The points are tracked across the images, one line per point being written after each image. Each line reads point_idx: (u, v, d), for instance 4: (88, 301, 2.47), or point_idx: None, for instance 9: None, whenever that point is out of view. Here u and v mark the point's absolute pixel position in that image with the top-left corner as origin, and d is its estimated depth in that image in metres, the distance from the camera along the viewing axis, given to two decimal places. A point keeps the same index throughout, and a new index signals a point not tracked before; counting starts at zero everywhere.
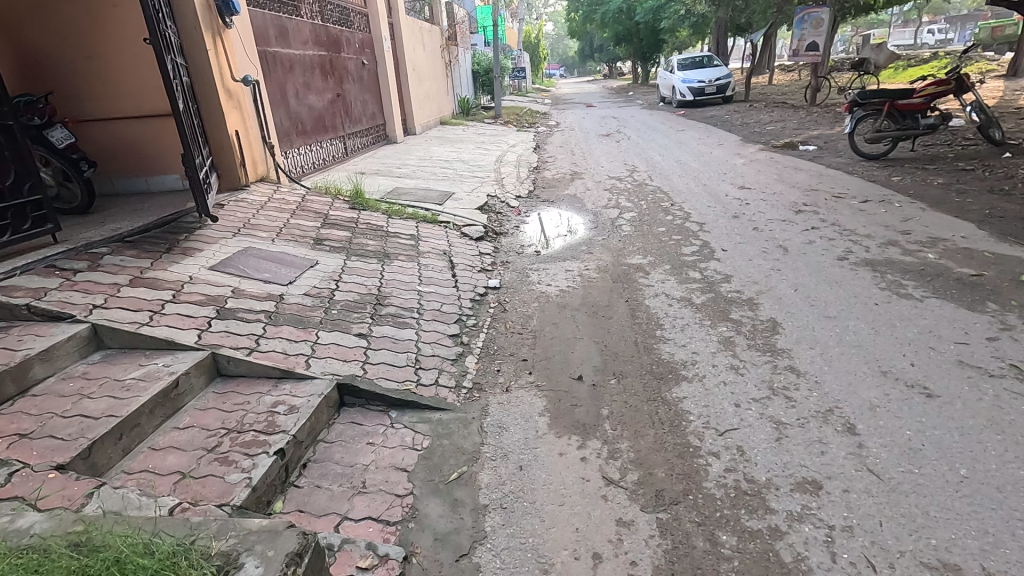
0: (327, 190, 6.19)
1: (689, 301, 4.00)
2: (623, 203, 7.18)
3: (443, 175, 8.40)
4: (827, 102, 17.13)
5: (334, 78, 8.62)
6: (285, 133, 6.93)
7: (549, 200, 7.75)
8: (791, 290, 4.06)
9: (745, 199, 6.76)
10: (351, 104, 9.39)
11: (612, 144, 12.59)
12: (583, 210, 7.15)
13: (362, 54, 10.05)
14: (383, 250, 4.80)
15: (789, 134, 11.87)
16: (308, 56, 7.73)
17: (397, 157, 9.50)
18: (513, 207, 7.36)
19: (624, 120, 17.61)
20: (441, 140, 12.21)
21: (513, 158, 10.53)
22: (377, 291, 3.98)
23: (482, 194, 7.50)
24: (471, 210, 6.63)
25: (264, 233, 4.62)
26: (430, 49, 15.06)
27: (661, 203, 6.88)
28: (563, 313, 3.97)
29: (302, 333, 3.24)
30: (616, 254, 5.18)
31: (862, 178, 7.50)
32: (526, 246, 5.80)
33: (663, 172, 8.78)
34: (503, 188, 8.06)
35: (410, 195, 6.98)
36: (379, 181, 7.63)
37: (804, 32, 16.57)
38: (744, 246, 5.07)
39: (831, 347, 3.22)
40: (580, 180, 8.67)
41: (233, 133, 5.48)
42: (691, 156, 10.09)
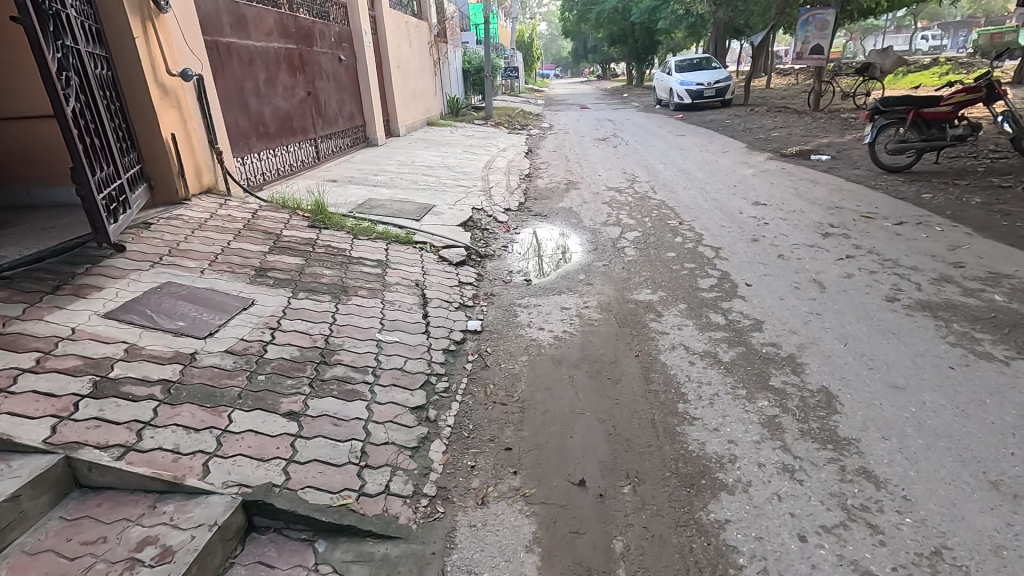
0: (284, 205, 5.35)
1: (714, 360, 3.22)
2: (625, 220, 6.39)
3: (425, 184, 7.57)
4: (831, 108, 16.44)
5: (305, 75, 7.75)
6: (241, 137, 6.07)
7: (541, 215, 6.94)
8: (839, 344, 3.29)
9: (762, 218, 5.99)
10: (325, 103, 8.52)
11: (608, 150, 11.82)
12: (580, 227, 6.36)
13: (340, 49, 9.19)
14: (341, 283, 3.97)
15: (797, 142, 11.16)
16: (272, 49, 6.87)
17: (375, 162, 8.65)
18: (501, 222, 6.54)
19: (621, 124, 16.85)
20: (426, 143, 11.37)
21: (502, 165, 9.70)
22: (323, 344, 3.14)
23: (466, 207, 6.68)
24: (453, 227, 5.80)
25: (193, 262, 3.78)
26: (417, 45, 14.19)
27: (668, 221, 6.10)
28: (558, 373, 3.17)
29: (208, 415, 2.40)
30: (620, 287, 4.39)
31: (888, 194, 6.78)
32: (514, 274, 4.99)
33: (666, 183, 8.01)
34: (490, 200, 7.24)
35: (384, 209, 6.15)
36: (350, 192, 6.79)
37: (808, 34, 15.89)
38: (771, 280, 4.30)
39: (910, 437, 2.46)
40: (576, 192, 7.89)
41: (167, 138, 4.62)
42: (695, 165, 9.32)
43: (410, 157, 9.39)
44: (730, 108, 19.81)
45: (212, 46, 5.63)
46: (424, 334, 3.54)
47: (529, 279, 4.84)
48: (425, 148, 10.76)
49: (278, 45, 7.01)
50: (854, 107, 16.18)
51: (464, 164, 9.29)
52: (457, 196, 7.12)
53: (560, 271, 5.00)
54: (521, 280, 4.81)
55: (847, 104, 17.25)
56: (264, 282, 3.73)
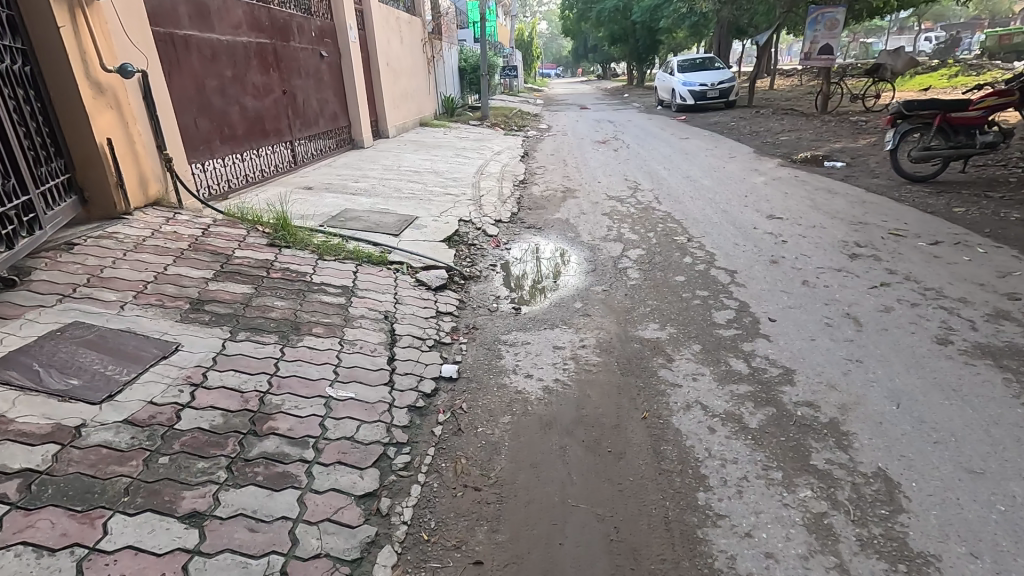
0: (243, 219, 4.75)
1: (739, 426, 2.62)
2: (627, 235, 5.79)
3: (409, 192, 6.96)
4: (840, 111, 15.84)
5: (279, 72, 7.15)
6: (199, 141, 5.47)
7: (535, 227, 6.34)
8: (891, 404, 2.70)
9: (779, 236, 5.40)
10: (304, 103, 7.92)
11: (609, 153, 11.23)
12: (577, 242, 5.77)
13: (321, 45, 8.58)
14: (293, 317, 3.37)
15: (808, 147, 10.57)
16: (241, 44, 6.27)
17: (357, 167, 8.04)
18: (491, 237, 5.94)
19: (622, 125, 16.25)
20: (416, 145, 10.77)
21: (495, 170, 9.09)
22: (256, 404, 2.55)
23: (452, 219, 6.08)
24: (435, 242, 5.20)
25: (115, 293, 3.18)
26: (409, 42, 13.57)
27: (674, 238, 5.51)
28: (546, 443, 2.57)
29: (76, 526, 1.80)
30: (622, 321, 3.79)
31: (915, 206, 6.20)
32: (501, 300, 4.40)
33: (671, 193, 7.41)
34: (479, 210, 6.63)
35: (360, 221, 5.55)
36: (324, 202, 6.19)
37: (817, 33, 15.30)
38: (797, 314, 3.71)
39: (1007, 554, 1.87)
40: (573, 201, 7.29)
41: (102, 143, 4.00)
42: (701, 172, 8.72)
43: (396, 161, 8.79)
44: (734, 109, 19.21)
45: (165, 39, 5.03)
46: (386, 385, 2.94)
47: (518, 306, 4.24)
48: (414, 150, 10.15)
49: (248, 40, 6.41)
50: (864, 110, 15.59)
51: (453, 169, 8.68)
52: (443, 206, 6.52)
53: (553, 296, 4.41)
54: (508, 308, 4.22)
55: (857, 106, 16.65)
56: (198, 318, 3.13)
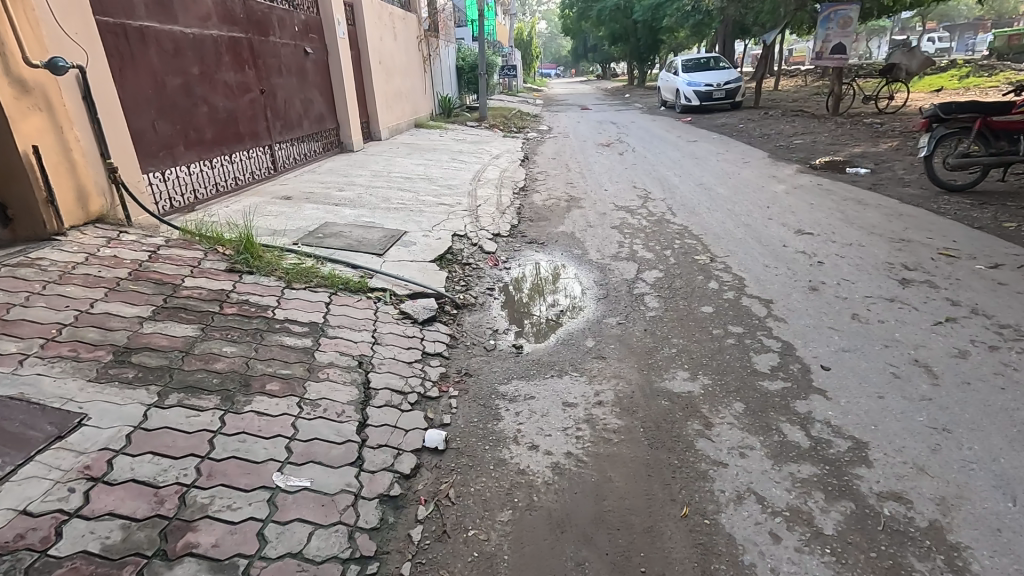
0: (201, 238, 4.12)
1: (810, 531, 2.00)
2: (640, 252, 5.18)
3: (398, 202, 6.34)
4: (852, 113, 15.25)
5: (257, 70, 6.52)
6: (156, 148, 4.84)
7: (537, 243, 5.72)
8: (1005, 501, 2.08)
9: (812, 255, 4.79)
10: (286, 104, 7.28)
11: (614, 157, 10.62)
12: (585, 261, 5.15)
13: (305, 41, 7.95)
14: (243, 369, 2.74)
15: (826, 152, 9.98)
16: (211, 37, 5.63)
17: (343, 174, 7.42)
18: (488, 255, 5.31)
19: (625, 127, 15.65)
20: (409, 148, 10.15)
21: (493, 176, 8.48)
22: (173, 507, 1.91)
23: (445, 233, 5.46)
24: (424, 264, 4.58)
25: (18, 342, 2.55)
26: (404, 40, 12.95)
27: (694, 257, 4.90)
28: (559, 557, 1.95)
29: None
30: (644, 367, 3.17)
31: (958, 219, 5.59)
32: (499, 335, 3.74)
33: (684, 202, 6.80)
34: (476, 223, 6.01)
35: (340, 237, 4.92)
36: (302, 214, 5.56)
37: (830, 32, 14.71)
38: (853, 360, 3.09)
39: None
40: (578, 212, 6.69)
41: (26, 153, 3.36)
42: (715, 179, 8.12)
43: (386, 167, 8.17)
44: (741, 111, 18.62)
45: (116, 30, 4.41)
46: (353, 466, 2.31)
47: (518, 344, 3.59)
48: (406, 154, 9.53)
49: (219, 33, 5.79)
50: (877, 112, 15.00)
51: (448, 175, 8.06)
52: (435, 218, 5.90)
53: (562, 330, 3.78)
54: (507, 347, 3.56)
55: (869, 107, 16.07)
56: (118, 375, 2.49)
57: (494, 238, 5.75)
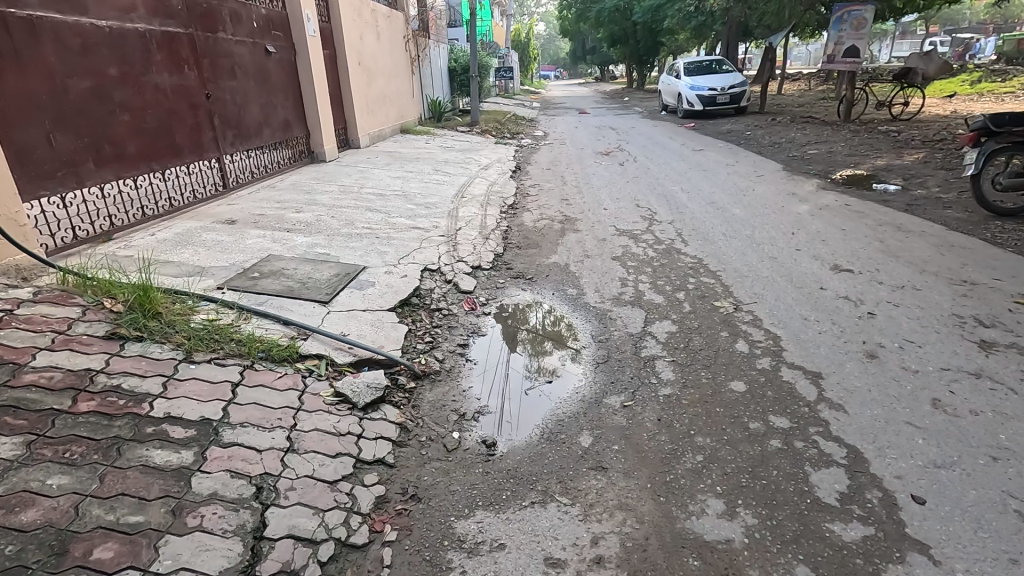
0: (85, 286, 3.17)
1: None
2: (646, 293, 4.31)
3: (364, 226, 5.44)
4: (866, 120, 14.43)
5: (200, 71, 5.61)
6: (51, 168, 3.93)
7: (524, 279, 4.82)
8: None
9: (858, 302, 3.91)
10: (240, 110, 6.38)
11: (614, 168, 9.75)
12: (580, 304, 4.28)
13: (267, 38, 7.04)
14: (67, 521, 1.83)
15: (846, 164, 9.13)
16: (135, 32, 4.73)
17: (306, 190, 6.51)
18: (463, 297, 4.40)
19: (626, 133, 14.79)
20: (389, 158, 9.25)
21: (480, 191, 7.58)
22: None
23: (413, 269, 4.55)
24: (379, 316, 3.67)
25: None
26: (388, 39, 12.03)
27: (712, 303, 4.02)
28: None
29: None
30: (659, 490, 2.29)
31: (1023, 253, 4.73)
32: (515, 379, 3.29)
33: (695, 225, 5.93)
34: (454, 253, 5.12)
35: (280, 277, 4.00)
36: (243, 244, 4.64)
37: (842, 34, 13.89)
38: (954, 485, 2.21)
39: None
40: (574, 237, 5.82)
41: None
42: (727, 196, 7.26)
43: (358, 181, 7.26)
44: (746, 116, 17.79)
45: None
46: None
47: (534, 395, 3.12)
48: (384, 164, 8.61)
49: (148, 27, 4.88)
50: (892, 119, 14.19)
51: (427, 191, 7.16)
52: (405, 248, 4.99)
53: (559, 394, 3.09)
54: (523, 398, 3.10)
55: (882, 113, 15.26)
56: None
57: (472, 272, 4.84)
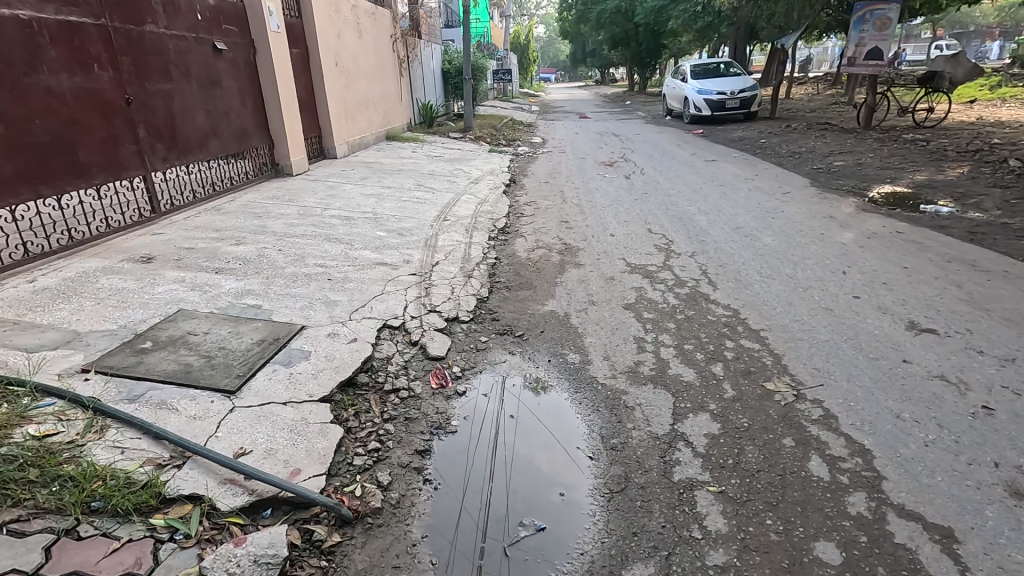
0: None
1: None
2: (671, 365, 3.29)
3: (316, 263, 4.41)
4: (888, 127, 13.42)
5: (118, 71, 4.58)
6: None
7: (512, 338, 3.78)
8: None
9: (963, 387, 2.88)
10: (178, 119, 5.36)
11: (619, 182, 8.74)
12: (584, 380, 3.23)
13: (215, 33, 6.01)
14: None
15: (881, 179, 8.11)
16: (14, 20, 3.73)
17: (257, 214, 5.49)
18: (431, 369, 3.34)
19: (630, 140, 13.81)
20: (366, 170, 8.22)
21: (466, 212, 6.56)
22: None
23: (369, 327, 3.52)
24: (304, 414, 2.62)
25: None
26: (371, 37, 10.98)
27: (762, 386, 3.00)
28: None
29: None
30: None
31: None
32: (509, 395, 3.14)
33: (722, 260, 4.91)
34: (425, 300, 4.09)
35: (179, 348, 2.96)
36: (149, 293, 3.60)
37: (864, 34, 12.90)
38: None
39: None
40: (575, 274, 4.81)
41: None
42: (753, 219, 6.25)
43: (323, 202, 6.24)
44: (756, 122, 16.78)
45: None
46: None
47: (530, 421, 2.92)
48: (358, 179, 7.58)
49: (37, 15, 3.88)
50: (916, 126, 13.20)
51: (403, 212, 6.14)
52: (363, 296, 3.96)
53: (554, 440, 2.75)
54: (515, 437, 2.83)
55: (905, 120, 14.25)
56: None
57: (446, 329, 3.79)
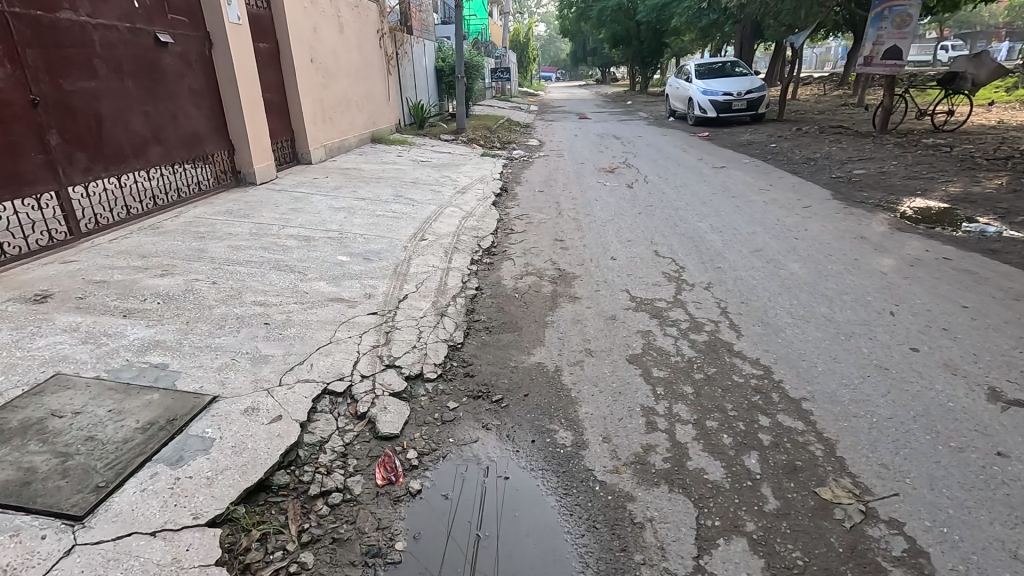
0: None
1: None
2: (690, 454, 2.52)
3: (255, 301, 3.65)
4: (906, 131, 12.66)
5: (21, 67, 3.84)
6: None
7: (488, 404, 3.01)
8: None
9: None
10: (106, 123, 4.59)
11: (620, 192, 7.97)
12: (576, 476, 2.46)
13: (159, 23, 5.25)
14: None
15: (911, 191, 7.35)
16: None
17: (200, 234, 4.72)
18: (378, 456, 2.58)
19: (632, 143, 13.04)
20: (342, 178, 7.45)
21: (448, 228, 5.80)
22: None
23: (302, 396, 2.75)
24: (179, 553, 1.85)
25: None
26: (354, 33, 10.19)
27: (815, 493, 2.24)
28: None
29: None
30: None
31: None
32: (491, 483, 2.47)
33: (743, 295, 4.15)
34: (383, 351, 3.32)
35: (29, 442, 2.20)
36: (26, 348, 2.84)
37: (882, 33, 12.11)
38: None
39: None
40: (570, 311, 4.05)
41: None
42: (774, 240, 5.49)
43: (284, 217, 5.48)
44: (764, 124, 16.02)
45: None
46: None
47: (514, 526, 2.24)
48: (331, 189, 6.81)
49: None
50: (936, 130, 12.44)
51: (375, 230, 5.38)
52: (305, 347, 3.19)
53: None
54: (485, 562, 2.08)
55: (923, 124, 13.49)
56: None
57: (404, 393, 3.03)
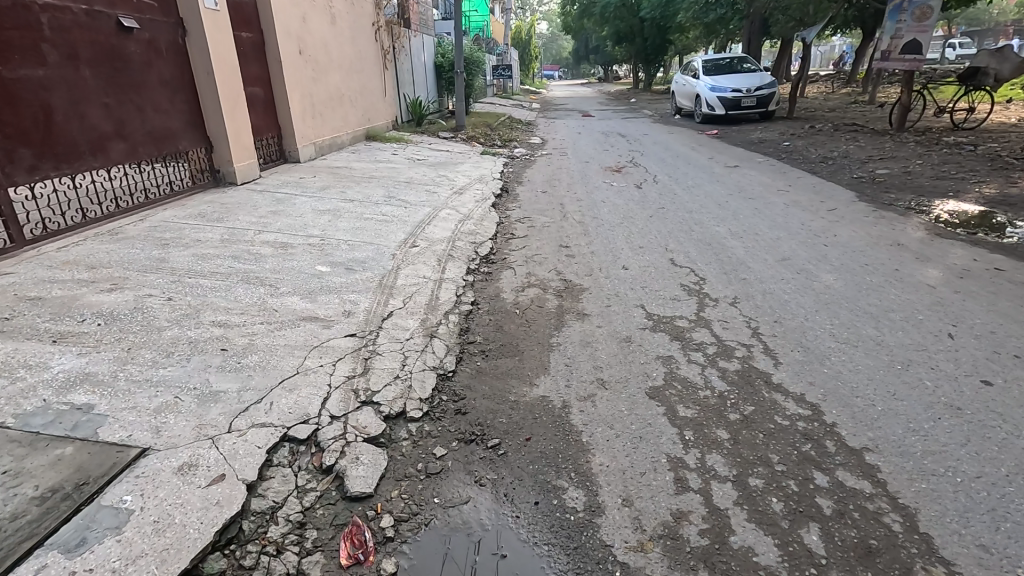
0: None
1: None
2: (734, 526, 2.02)
3: (214, 321, 3.15)
4: (925, 129, 12.12)
5: None
6: None
7: (482, 452, 2.51)
8: None
9: None
10: (57, 116, 4.13)
11: (628, 192, 7.46)
12: (591, 554, 1.96)
13: (122, 7, 4.76)
14: None
15: (942, 192, 6.84)
16: None
17: (163, 240, 4.22)
18: (345, 525, 2.07)
19: (638, 141, 12.52)
20: (331, 178, 6.95)
21: (442, 233, 5.29)
22: None
23: (255, 446, 2.25)
24: None
25: None
26: (347, 25, 9.68)
27: None
28: None
29: None
30: None
31: None
32: (484, 563, 1.96)
33: (776, 313, 3.64)
34: (360, 384, 2.82)
35: None
36: None
37: (901, 26, 11.56)
38: None
39: None
40: (578, 330, 3.54)
41: None
42: (801, 247, 4.97)
43: (262, 220, 4.98)
44: (774, 122, 15.47)
45: None
46: None
47: None
48: (317, 189, 6.31)
49: None
50: (956, 128, 11.91)
51: (362, 235, 4.88)
52: (266, 380, 2.69)
53: None
54: None
55: (942, 121, 12.94)
56: None
57: (382, 438, 2.53)
